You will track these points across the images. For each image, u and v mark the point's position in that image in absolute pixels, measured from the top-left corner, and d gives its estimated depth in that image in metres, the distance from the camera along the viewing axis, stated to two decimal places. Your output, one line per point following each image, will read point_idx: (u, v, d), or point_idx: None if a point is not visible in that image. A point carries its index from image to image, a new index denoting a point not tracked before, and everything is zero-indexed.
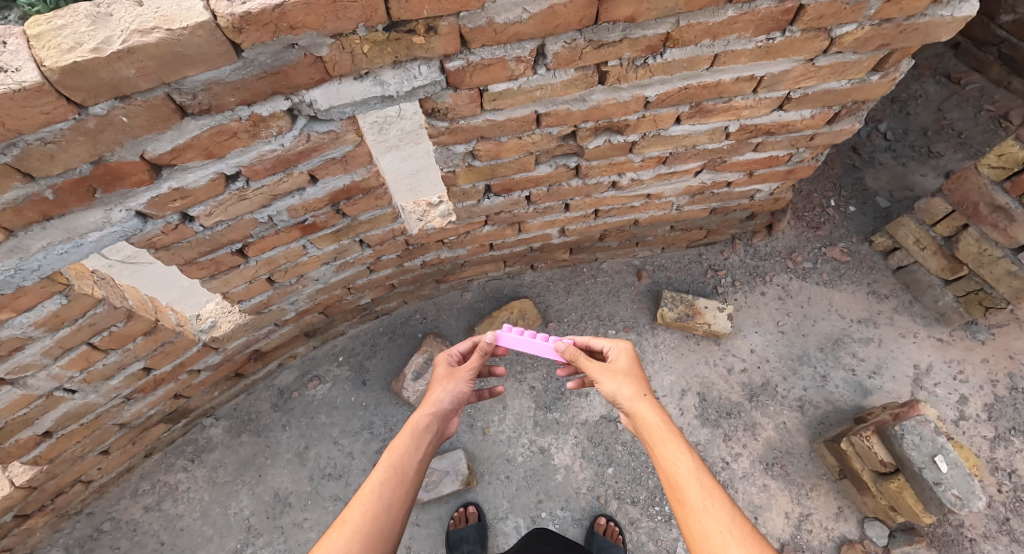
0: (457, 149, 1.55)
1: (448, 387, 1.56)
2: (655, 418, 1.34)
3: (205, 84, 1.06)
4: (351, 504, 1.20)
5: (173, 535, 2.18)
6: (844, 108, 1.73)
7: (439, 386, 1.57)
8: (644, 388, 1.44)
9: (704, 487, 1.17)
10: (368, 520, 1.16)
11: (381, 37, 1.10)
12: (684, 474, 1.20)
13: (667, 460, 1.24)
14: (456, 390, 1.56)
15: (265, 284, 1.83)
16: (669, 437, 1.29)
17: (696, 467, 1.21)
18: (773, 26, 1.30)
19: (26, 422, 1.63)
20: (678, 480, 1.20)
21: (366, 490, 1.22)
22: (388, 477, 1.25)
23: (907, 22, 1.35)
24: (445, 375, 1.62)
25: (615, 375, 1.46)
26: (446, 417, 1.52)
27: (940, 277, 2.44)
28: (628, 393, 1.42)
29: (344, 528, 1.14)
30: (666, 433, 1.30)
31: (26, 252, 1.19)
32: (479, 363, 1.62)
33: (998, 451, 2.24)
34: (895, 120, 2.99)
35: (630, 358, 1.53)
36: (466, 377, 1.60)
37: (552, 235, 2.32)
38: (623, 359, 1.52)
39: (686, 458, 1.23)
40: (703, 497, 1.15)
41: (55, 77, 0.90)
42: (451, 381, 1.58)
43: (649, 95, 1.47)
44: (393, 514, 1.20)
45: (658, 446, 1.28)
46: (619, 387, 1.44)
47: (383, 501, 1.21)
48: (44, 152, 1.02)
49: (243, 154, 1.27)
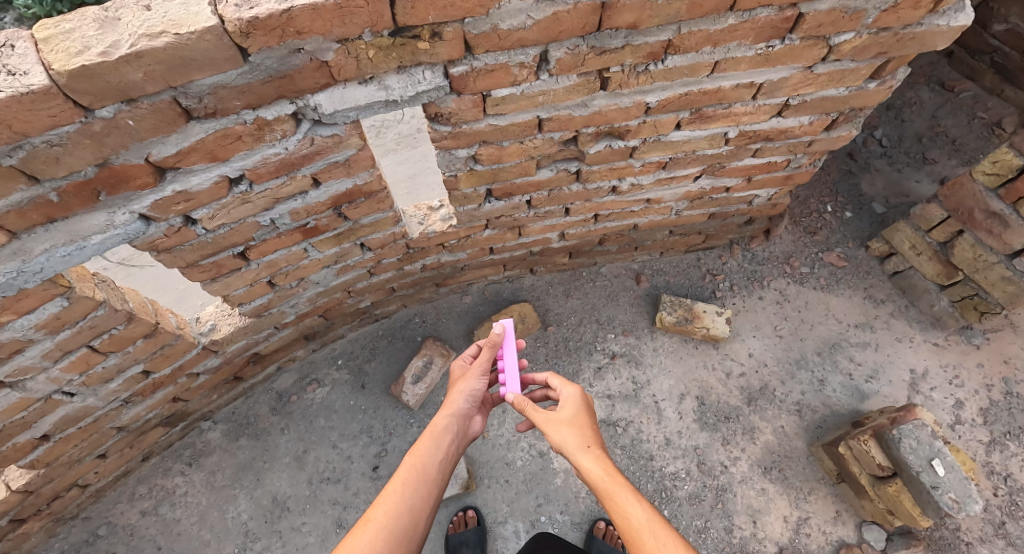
0: (459, 154, 1.56)
1: (464, 388, 1.57)
2: (598, 471, 1.31)
3: (210, 88, 1.07)
4: (375, 503, 1.20)
5: (170, 540, 2.17)
6: (841, 115, 1.75)
7: (456, 387, 1.58)
8: (590, 438, 1.41)
9: (657, 541, 1.12)
10: (392, 518, 1.17)
11: (386, 42, 1.11)
12: (636, 526, 1.16)
13: (618, 514, 1.21)
14: (471, 390, 1.56)
15: (265, 287, 1.83)
16: (619, 489, 1.25)
17: (648, 517, 1.17)
18: (773, 34, 1.32)
19: (24, 426, 1.62)
20: (630, 537, 1.16)
21: (388, 491, 1.23)
22: (411, 477, 1.26)
23: (903, 31, 1.37)
24: (459, 377, 1.63)
25: (557, 427, 1.43)
26: (465, 417, 1.53)
27: (936, 282, 2.46)
28: (573, 445, 1.39)
29: (369, 526, 1.14)
30: (612, 486, 1.27)
31: (29, 254, 1.19)
32: (490, 356, 1.61)
33: (993, 455, 2.26)
34: (890, 127, 3.02)
35: (575, 407, 1.50)
36: (480, 374, 1.59)
37: (552, 240, 2.32)
38: (569, 409, 1.49)
39: (636, 510, 1.19)
40: (655, 550, 1.10)
41: (63, 80, 0.91)
42: (465, 382, 1.58)
43: (650, 101, 1.49)
44: (417, 512, 1.21)
45: (607, 500, 1.25)
46: (566, 439, 1.41)
47: (406, 499, 1.21)
48: (49, 154, 1.02)
49: (247, 157, 1.28)
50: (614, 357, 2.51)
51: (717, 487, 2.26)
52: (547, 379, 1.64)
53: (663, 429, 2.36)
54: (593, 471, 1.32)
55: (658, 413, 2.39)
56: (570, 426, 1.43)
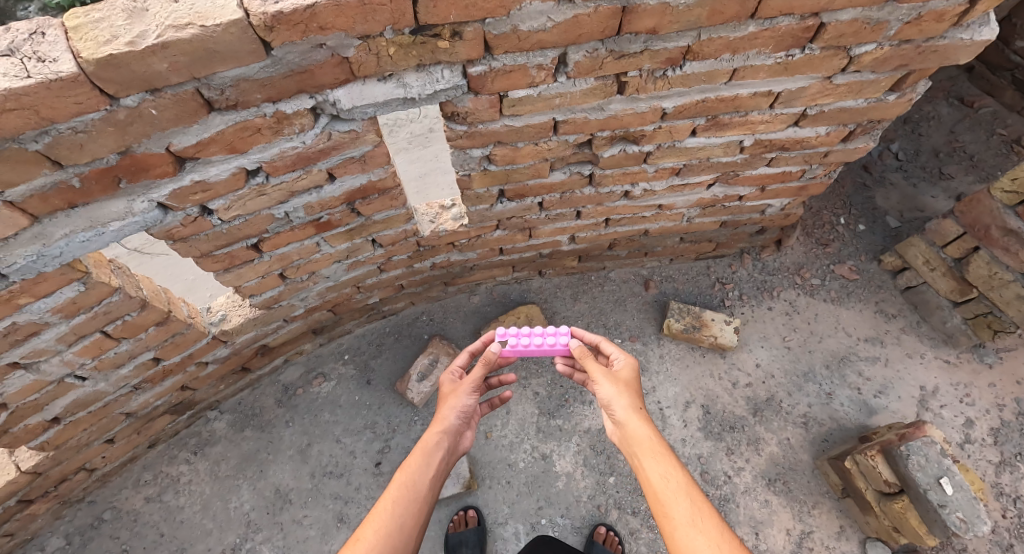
0: (473, 153, 1.57)
1: (454, 403, 1.55)
2: (644, 431, 1.33)
3: (233, 81, 1.08)
4: (365, 521, 1.21)
5: (173, 528, 2.18)
6: (859, 126, 1.74)
7: (446, 403, 1.56)
8: (639, 400, 1.43)
9: (694, 504, 1.16)
10: (381, 537, 1.17)
11: (407, 40, 1.11)
12: (673, 489, 1.20)
13: (656, 474, 1.24)
14: (461, 406, 1.54)
15: (277, 280, 1.85)
16: (661, 451, 1.28)
17: (685, 482, 1.20)
18: (793, 43, 1.31)
19: (36, 408, 1.64)
20: (666, 496, 1.19)
21: (379, 509, 1.24)
22: (401, 495, 1.27)
23: (926, 43, 1.36)
24: (450, 392, 1.61)
25: (615, 383, 1.46)
26: (456, 432, 1.51)
27: (949, 298, 2.43)
28: (623, 401, 1.41)
29: (359, 546, 1.15)
30: (656, 447, 1.29)
31: (49, 238, 1.21)
32: (481, 374, 1.59)
33: (1003, 476, 2.22)
34: (906, 141, 2.99)
35: (634, 371, 1.51)
36: (470, 389, 1.58)
37: (562, 242, 2.32)
38: (627, 371, 1.51)
39: (675, 473, 1.22)
40: (690, 513, 1.14)
41: (91, 68, 0.92)
42: (455, 397, 1.56)
43: (667, 107, 1.49)
44: (407, 531, 1.21)
45: (646, 459, 1.28)
46: (615, 396, 1.43)
47: (395, 518, 1.22)
48: (74, 141, 1.04)
49: (265, 150, 1.29)
50: None
51: (719, 497, 2.24)
52: (600, 343, 1.66)
53: (668, 436, 2.35)
54: (638, 431, 1.34)
55: (662, 420, 2.38)
56: (622, 385, 1.46)
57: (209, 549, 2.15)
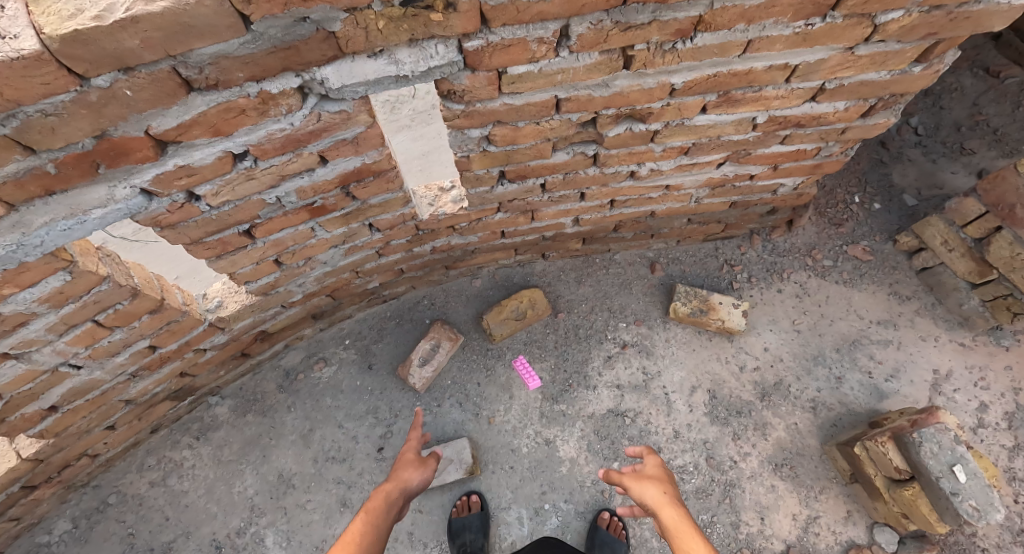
0: (472, 134, 1.50)
1: (411, 473, 1.77)
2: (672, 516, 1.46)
3: (212, 58, 1.01)
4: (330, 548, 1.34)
5: (178, 511, 2.20)
6: (880, 101, 1.64)
7: (406, 471, 1.78)
8: (669, 490, 1.59)
9: None
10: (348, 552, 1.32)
11: (397, 13, 1.03)
12: None
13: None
14: (420, 478, 1.77)
15: (272, 266, 1.80)
16: (687, 531, 1.39)
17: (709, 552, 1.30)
18: (813, 11, 1.21)
19: (32, 397, 1.62)
20: None
21: (345, 540, 1.38)
22: (365, 531, 1.41)
23: (958, 10, 1.26)
24: (408, 462, 1.82)
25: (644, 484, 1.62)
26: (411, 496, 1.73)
27: (966, 280, 2.35)
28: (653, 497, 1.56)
29: None
30: (683, 526, 1.41)
31: (28, 227, 1.16)
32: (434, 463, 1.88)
33: (1016, 461, 2.18)
34: (926, 115, 2.86)
35: (660, 470, 1.69)
36: (427, 469, 1.82)
37: (565, 225, 2.26)
38: (654, 470, 1.70)
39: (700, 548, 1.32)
40: None
41: (55, 45, 0.85)
42: (418, 468, 1.80)
43: (675, 82, 1.40)
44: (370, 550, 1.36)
45: (679, 541, 1.38)
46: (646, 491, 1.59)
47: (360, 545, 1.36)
48: (45, 124, 0.98)
49: (251, 132, 1.23)
50: (625, 346, 2.46)
51: (725, 482, 2.22)
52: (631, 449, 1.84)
53: (673, 421, 2.32)
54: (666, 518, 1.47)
55: (667, 405, 2.35)
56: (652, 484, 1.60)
57: (214, 532, 2.17)
